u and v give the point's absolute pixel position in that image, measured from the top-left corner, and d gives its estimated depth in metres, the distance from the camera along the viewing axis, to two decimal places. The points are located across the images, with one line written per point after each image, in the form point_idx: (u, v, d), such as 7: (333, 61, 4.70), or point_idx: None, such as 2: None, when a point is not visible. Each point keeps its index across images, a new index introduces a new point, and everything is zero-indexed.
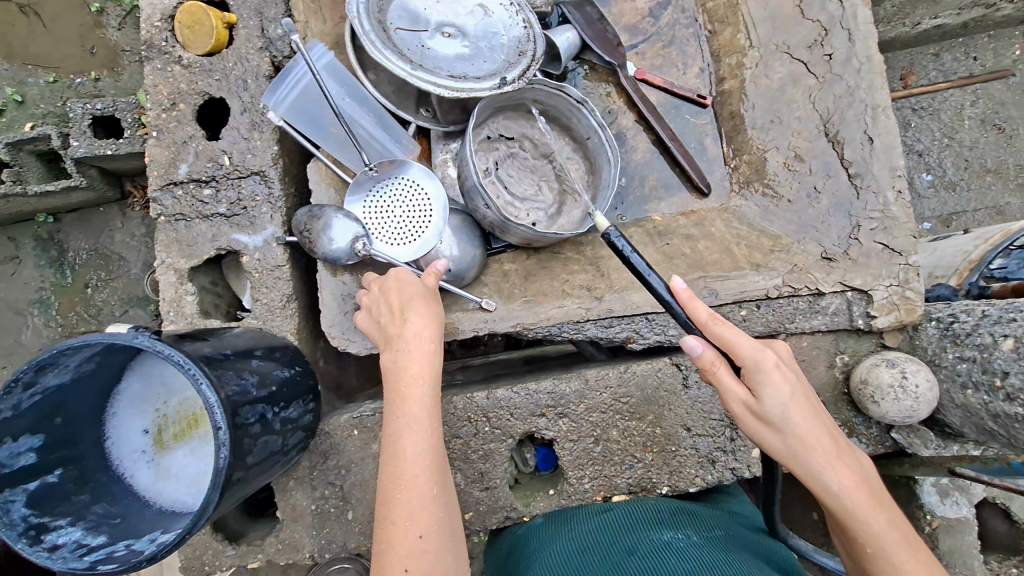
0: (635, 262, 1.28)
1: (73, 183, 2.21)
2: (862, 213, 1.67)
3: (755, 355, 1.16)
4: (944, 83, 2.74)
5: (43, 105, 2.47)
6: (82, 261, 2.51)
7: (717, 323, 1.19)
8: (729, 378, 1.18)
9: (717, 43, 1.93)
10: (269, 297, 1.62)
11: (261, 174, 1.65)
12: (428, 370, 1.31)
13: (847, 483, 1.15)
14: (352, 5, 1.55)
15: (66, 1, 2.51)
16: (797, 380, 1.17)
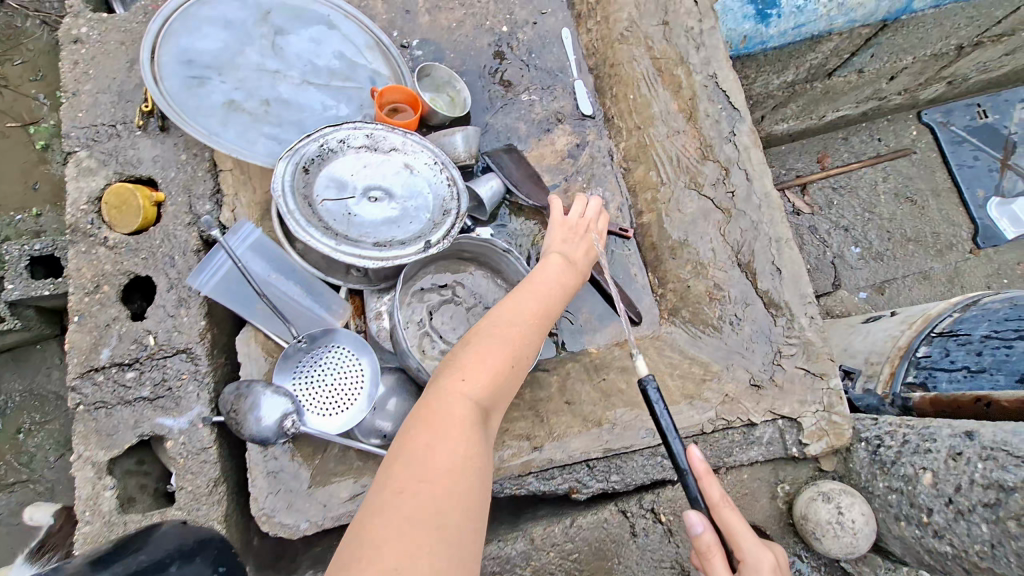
0: (664, 421, 1.18)
1: (7, 326, 2.16)
2: (782, 339, 1.75)
3: (756, 557, 1.14)
4: (855, 164, 3.11)
5: None
6: (17, 402, 2.37)
7: (727, 508, 1.16)
8: (721, 564, 1.14)
9: (632, 179, 2.07)
10: (196, 483, 1.55)
11: (188, 352, 1.63)
12: (519, 337, 1.30)
13: None
14: (276, 184, 1.60)
15: (7, 139, 2.54)
16: None
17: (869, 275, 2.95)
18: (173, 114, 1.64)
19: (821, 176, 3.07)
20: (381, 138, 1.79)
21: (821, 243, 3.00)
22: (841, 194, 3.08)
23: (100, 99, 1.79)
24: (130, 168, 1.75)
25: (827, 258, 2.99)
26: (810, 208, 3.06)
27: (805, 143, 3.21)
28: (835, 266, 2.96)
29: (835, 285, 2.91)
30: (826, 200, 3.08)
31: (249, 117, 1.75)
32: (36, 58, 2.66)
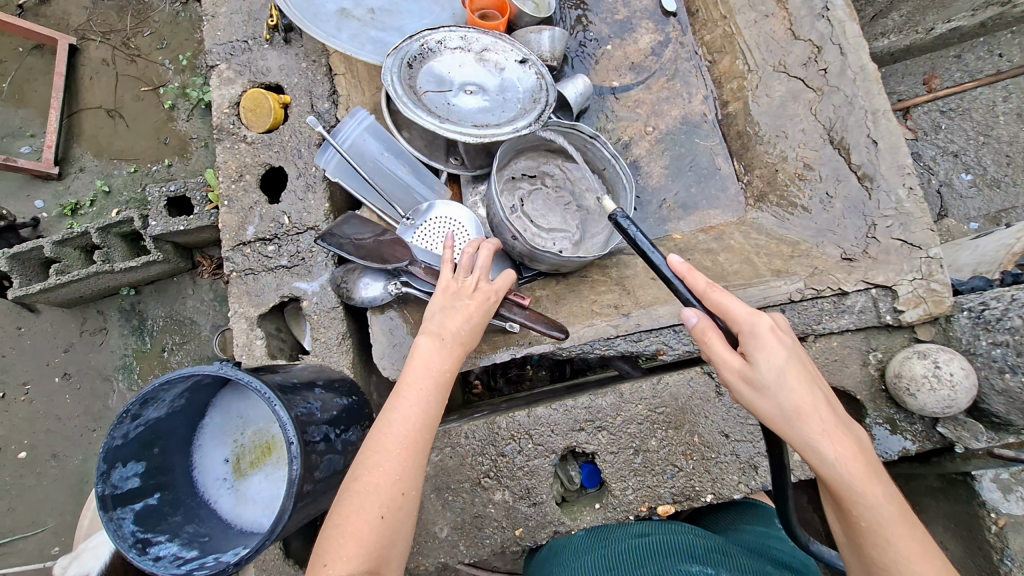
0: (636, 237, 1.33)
1: (152, 259, 2.55)
2: (876, 212, 1.72)
3: (748, 321, 1.12)
4: (969, 82, 2.89)
5: (127, 193, 2.87)
6: (159, 327, 2.82)
7: (716, 291, 1.17)
8: (720, 344, 1.13)
9: (718, 71, 2.08)
10: (327, 336, 1.80)
11: (316, 228, 1.88)
12: (435, 387, 1.30)
13: (845, 452, 1.04)
14: (386, 73, 1.79)
15: (143, 102, 2.96)
16: (792, 349, 1.11)
17: (982, 205, 2.81)
18: (298, 20, 1.87)
19: (928, 99, 2.92)
20: (474, 39, 1.95)
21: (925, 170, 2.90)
22: (951, 118, 2.91)
23: (234, 20, 2.06)
24: (261, 77, 2.02)
25: (933, 186, 2.89)
26: (914, 133, 2.94)
27: (907, 64, 3.02)
28: (942, 196, 2.85)
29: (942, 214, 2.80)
30: (932, 124, 2.94)
31: (359, 23, 1.95)
32: (161, 29, 3.04)
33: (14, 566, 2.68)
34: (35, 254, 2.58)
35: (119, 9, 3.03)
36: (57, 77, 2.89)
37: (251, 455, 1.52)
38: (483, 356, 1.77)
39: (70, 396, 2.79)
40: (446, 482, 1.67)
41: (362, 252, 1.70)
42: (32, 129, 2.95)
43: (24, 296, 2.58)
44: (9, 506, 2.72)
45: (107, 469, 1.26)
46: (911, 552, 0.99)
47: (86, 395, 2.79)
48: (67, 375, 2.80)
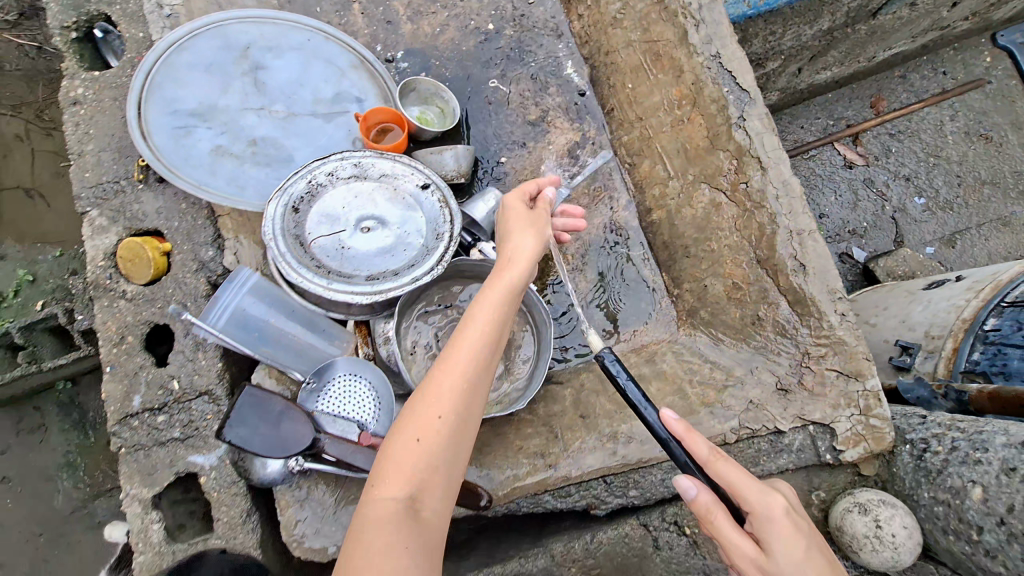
0: (629, 388, 1.29)
1: (83, 354, 2.39)
2: (809, 341, 1.60)
3: (766, 505, 1.09)
4: (914, 104, 2.86)
5: (52, 280, 2.65)
6: (101, 421, 2.66)
7: (720, 462, 1.15)
8: (728, 523, 1.08)
9: (638, 174, 1.97)
10: (232, 514, 1.66)
11: (209, 393, 1.72)
12: (455, 394, 1.14)
13: None
14: (265, 228, 1.61)
15: (63, 178, 2.77)
16: (808, 534, 1.09)
17: (936, 228, 2.77)
18: (164, 167, 1.68)
19: (876, 123, 2.85)
20: (369, 165, 1.78)
21: (879, 198, 2.82)
22: (900, 140, 2.86)
23: (103, 158, 1.86)
24: (137, 222, 1.82)
25: (887, 212, 2.81)
26: (864, 159, 2.86)
27: (853, 88, 2.94)
28: (896, 222, 2.78)
29: (896, 243, 2.74)
30: (882, 147, 2.87)
31: (237, 162, 1.78)
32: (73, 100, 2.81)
33: None
34: None
35: (27, 79, 2.74)
36: None
37: None
38: None
39: (9, 503, 2.56)
40: None
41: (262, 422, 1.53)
42: None
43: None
44: None
45: None
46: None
47: (27, 500, 2.57)
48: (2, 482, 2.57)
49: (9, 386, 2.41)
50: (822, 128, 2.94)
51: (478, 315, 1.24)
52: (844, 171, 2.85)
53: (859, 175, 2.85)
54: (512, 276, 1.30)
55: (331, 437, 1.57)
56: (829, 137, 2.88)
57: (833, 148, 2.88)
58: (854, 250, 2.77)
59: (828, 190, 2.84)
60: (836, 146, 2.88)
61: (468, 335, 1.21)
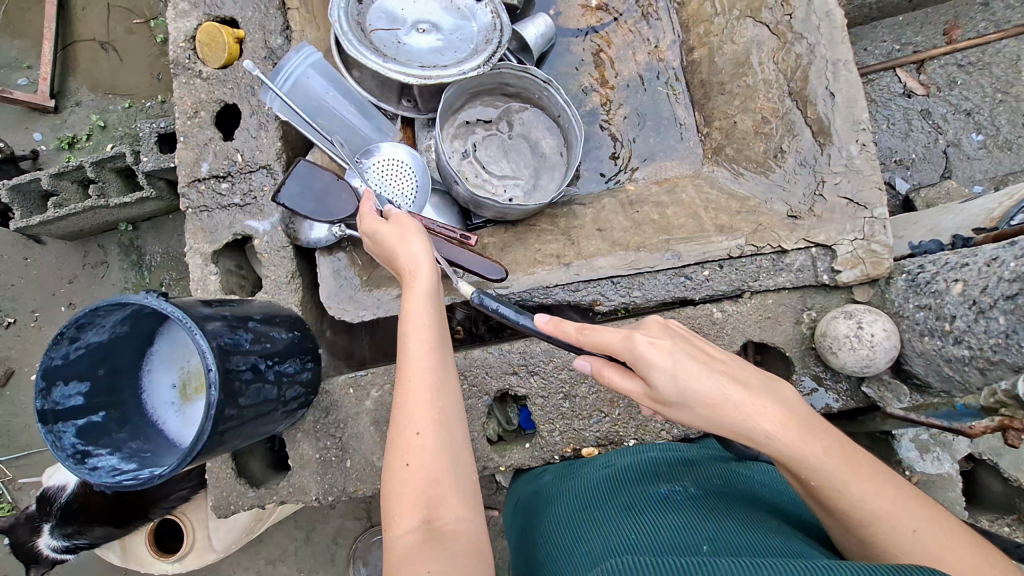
0: (504, 311, 1.38)
1: (145, 195, 2.58)
2: (827, 169, 1.68)
3: (626, 347, 1.07)
4: (992, 34, 2.68)
5: (121, 128, 2.90)
6: (156, 264, 2.93)
7: (587, 331, 1.13)
8: (617, 375, 1.12)
9: (686, 14, 2.00)
10: (279, 273, 1.87)
11: (268, 167, 1.91)
12: (431, 354, 1.20)
13: (774, 428, 1.01)
14: (332, 10, 1.75)
15: (136, 35, 2.93)
16: (677, 346, 1.06)
17: (989, 167, 2.67)
18: None
19: (945, 51, 2.70)
20: None
21: (933, 130, 2.72)
22: (969, 73, 2.71)
23: None
24: (216, 9, 1.98)
25: (939, 147, 2.72)
26: (925, 89, 2.74)
27: (927, 13, 2.76)
28: (948, 156, 2.70)
29: (943, 177, 2.66)
30: (947, 79, 2.73)
31: None
32: None
33: (31, 476, 2.93)
34: (33, 185, 2.59)
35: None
36: (50, 7, 2.85)
37: (196, 381, 1.63)
38: None
39: None
40: (385, 416, 1.80)
41: (314, 189, 1.74)
42: (28, 61, 2.95)
43: (25, 228, 2.65)
44: (23, 423, 2.92)
45: (48, 385, 1.36)
46: (867, 493, 1.02)
47: None
48: (71, 304, 2.93)
49: (83, 216, 2.65)
50: (885, 52, 2.79)
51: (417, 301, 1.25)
52: (899, 99, 2.74)
53: (917, 104, 2.74)
54: (421, 283, 1.27)
55: None
56: (893, 61, 2.75)
57: (895, 74, 2.75)
58: (897, 180, 2.71)
59: (881, 117, 2.76)
60: (898, 73, 2.75)
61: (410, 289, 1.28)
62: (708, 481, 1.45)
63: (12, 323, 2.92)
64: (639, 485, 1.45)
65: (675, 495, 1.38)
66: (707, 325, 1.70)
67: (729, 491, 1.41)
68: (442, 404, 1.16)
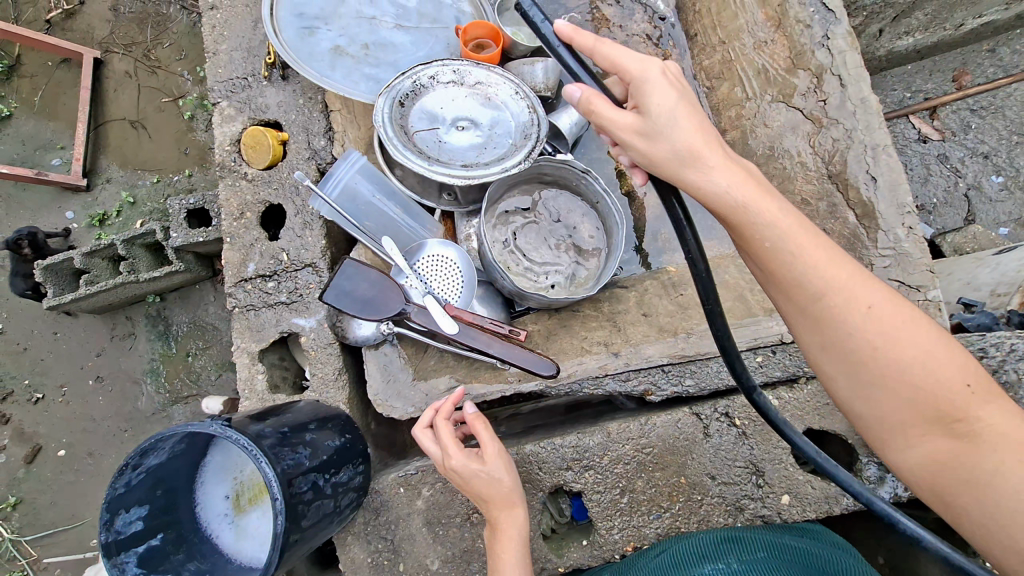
0: (570, 66, 1.22)
1: (173, 268, 2.61)
2: (874, 252, 1.66)
3: (639, 66, 1.09)
4: (1002, 79, 2.71)
5: (150, 203, 2.97)
6: (183, 332, 2.92)
7: (605, 45, 1.11)
8: (610, 110, 1.13)
9: (716, 97, 2.07)
10: (325, 371, 1.87)
11: (313, 265, 1.94)
12: None
13: (732, 179, 1.08)
14: (376, 115, 1.81)
15: (164, 113, 3.04)
16: (697, 114, 1.10)
17: (1012, 208, 2.64)
18: (292, 60, 1.91)
19: (958, 97, 2.72)
20: (467, 73, 1.93)
21: (952, 173, 2.71)
22: (983, 117, 2.73)
23: (234, 56, 2.09)
24: (260, 113, 2.05)
25: (960, 189, 2.71)
26: (940, 134, 2.74)
27: (935, 61, 2.79)
28: (970, 199, 2.68)
29: (967, 219, 2.64)
30: (962, 123, 2.74)
31: (352, 60, 1.99)
32: (180, 40, 3.11)
33: (57, 556, 2.84)
34: (67, 265, 2.64)
35: (140, 20, 3.11)
36: (83, 91, 2.97)
37: (250, 492, 1.61)
38: (474, 392, 1.81)
39: (103, 397, 2.90)
40: (437, 516, 1.76)
41: (362, 293, 1.74)
42: (62, 142, 3.04)
43: (58, 305, 2.68)
44: (50, 500, 2.85)
45: (111, 516, 1.36)
46: (862, 327, 1.03)
47: (117, 397, 2.90)
48: (99, 377, 2.91)
49: (116, 291, 2.70)
50: (897, 100, 2.82)
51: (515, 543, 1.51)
52: (916, 146, 2.73)
53: (932, 149, 2.73)
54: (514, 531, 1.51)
55: (418, 307, 1.75)
56: (905, 108, 2.76)
57: (908, 121, 2.76)
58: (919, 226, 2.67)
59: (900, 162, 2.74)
60: (912, 119, 2.76)
61: (506, 522, 1.52)
62: (755, 553, 1.41)
63: (39, 399, 2.89)
64: (682, 565, 1.41)
65: (717, 574, 1.34)
66: (766, 413, 1.67)
67: (778, 562, 1.37)
68: None
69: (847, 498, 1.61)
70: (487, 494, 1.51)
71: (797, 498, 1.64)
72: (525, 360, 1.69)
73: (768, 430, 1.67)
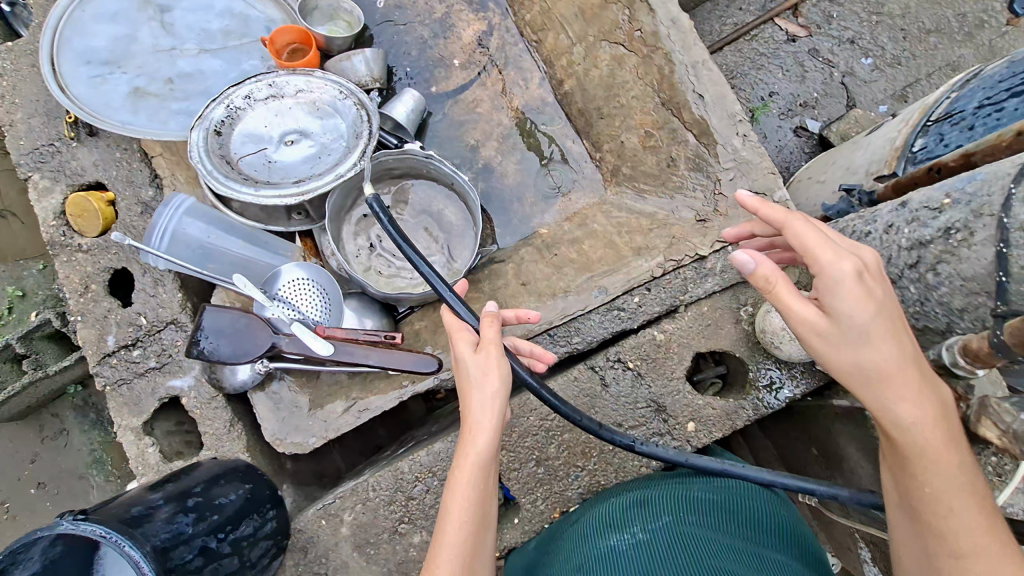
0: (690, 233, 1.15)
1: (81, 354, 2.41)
2: (717, 168, 1.67)
3: (826, 263, 1.04)
4: None
5: (41, 293, 2.67)
6: None
7: (795, 221, 1.06)
8: (799, 303, 1.07)
9: (545, 50, 2.00)
10: (216, 426, 1.79)
11: (175, 322, 1.83)
12: (474, 507, 1.16)
13: (885, 354, 1.06)
14: (191, 151, 1.70)
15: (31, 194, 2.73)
16: (880, 301, 1.05)
17: (886, 86, 2.68)
18: (88, 114, 1.77)
19: None
20: (284, 84, 1.83)
21: (825, 66, 2.73)
22: (840, 5, 2.77)
23: (32, 124, 1.92)
24: (78, 178, 1.90)
25: (836, 79, 2.72)
26: (806, 30, 2.76)
27: None
28: (847, 86, 2.70)
29: (849, 107, 2.65)
30: (824, 15, 2.77)
31: (157, 99, 1.86)
32: None
33: None
34: None
35: None
36: None
37: None
38: (372, 405, 1.75)
39: (51, 502, 2.65)
40: (366, 537, 1.72)
41: (223, 337, 1.65)
42: None
43: None
44: None
45: None
46: (947, 483, 1.07)
47: (66, 498, 2.65)
48: (41, 484, 2.65)
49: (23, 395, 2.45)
50: (760, 6, 2.84)
51: (481, 441, 1.18)
52: (787, 47, 2.75)
53: (804, 46, 2.75)
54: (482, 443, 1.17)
55: (289, 337, 1.67)
56: (768, 13, 2.77)
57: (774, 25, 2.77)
58: (808, 122, 2.68)
59: (774, 67, 2.74)
60: (778, 23, 2.77)
61: (477, 430, 1.18)
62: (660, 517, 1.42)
63: None
64: (592, 538, 1.41)
65: (623, 547, 1.36)
66: (654, 349, 1.68)
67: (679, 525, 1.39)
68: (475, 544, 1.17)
69: (746, 411, 1.64)
70: (472, 369, 1.22)
71: (702, 423, 1.66)
72: (407, 361, 1.64)
73: (659, 366, 1.68)
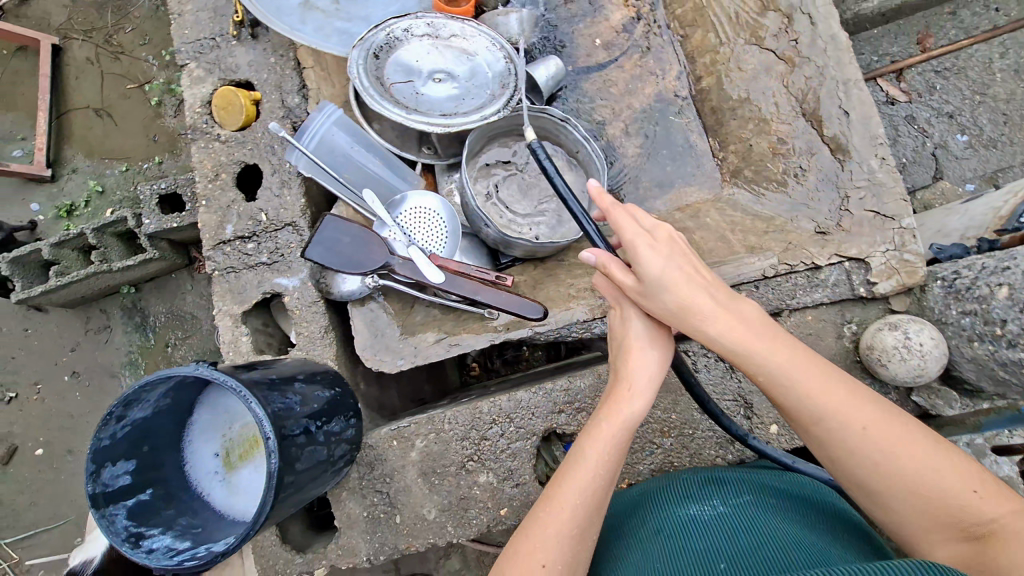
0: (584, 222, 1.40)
1: (148, 256, 2.44)
2: (849, 184, 1.72)
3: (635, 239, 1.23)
4: (964, 39, 2.73)
5: (119, 192, 2.76)
6: (160, 324, 2.74)
7: (639, 229, 1.25)
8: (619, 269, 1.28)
9: (690, 45, 2.08)
10: (311, 329, 1.85)
11: (293, 225, 1.91)
12: (611, 462, 1.23)
13: (726, 331, 1.23)
14: (352, 68, 1.78)
15: (130, 100, 2.83)
16: (685, 274, 1.23)
17: (977, 165, 2.66)
18: (261, 14, 1.86)
19: (922, 59, 2.73)
20: (441, 26, 1.91)
21: (919, 134, 2.70)
22: (946, 78, 2.73)
23: (199, 17, 2.03)
24: (231, 74, 2.01)
25: (927, 149, 2.70)
26: (907, 96, 2.74)
27: (900, 24, 2.81)
28: (937, 158, 2.68)
29: (935, 177, 2.64)
30: (926, 85, 2.74)
31: (322, 15, 1.96)
32: (143, 24, 2.90)
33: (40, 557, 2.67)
34: (32, 257, 2.45)
35: (99, 5, 2.89)
36: (43, 78, 2.75)
37: (241, 447, 1.57)
38: (463, 342, 1.78)
39: (80, 393, 2.72)
40: (433, 466, 1.76)
41: (344, 244, 1.71)
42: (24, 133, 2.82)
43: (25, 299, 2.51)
44: (29, 501, 2.67)
45: (97, 468, 1.33)
46: (867, 427, 1.13)
47: (96, 391, 2.72)
48: (75, 373, 2.73)
49: (87, 282, 2.51)
50: (866, 63, 2.81)
51: (634, 406, 1.26)
52: (884, 108, 2.73)
53: (901, 111, 2.73)
54: (633, 408, 1.26)
55: (403, 259, 1.73)
56: (873, 72, 2.75)
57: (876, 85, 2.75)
58: None
59: None
60: (880, 83, 2.76)
61: (631, 394, 1.27)
62: (738, 493, 1.39)
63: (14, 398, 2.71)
64: (669, 504, 1.40)
65: (703, 516, 1.34)
66: None
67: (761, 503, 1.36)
68: (602, 498, 1.22)
69: None
70: (635, 334, 1.32)
71: (785, 427, 1.68)
72: (513, 302, 1.70)
73: None
